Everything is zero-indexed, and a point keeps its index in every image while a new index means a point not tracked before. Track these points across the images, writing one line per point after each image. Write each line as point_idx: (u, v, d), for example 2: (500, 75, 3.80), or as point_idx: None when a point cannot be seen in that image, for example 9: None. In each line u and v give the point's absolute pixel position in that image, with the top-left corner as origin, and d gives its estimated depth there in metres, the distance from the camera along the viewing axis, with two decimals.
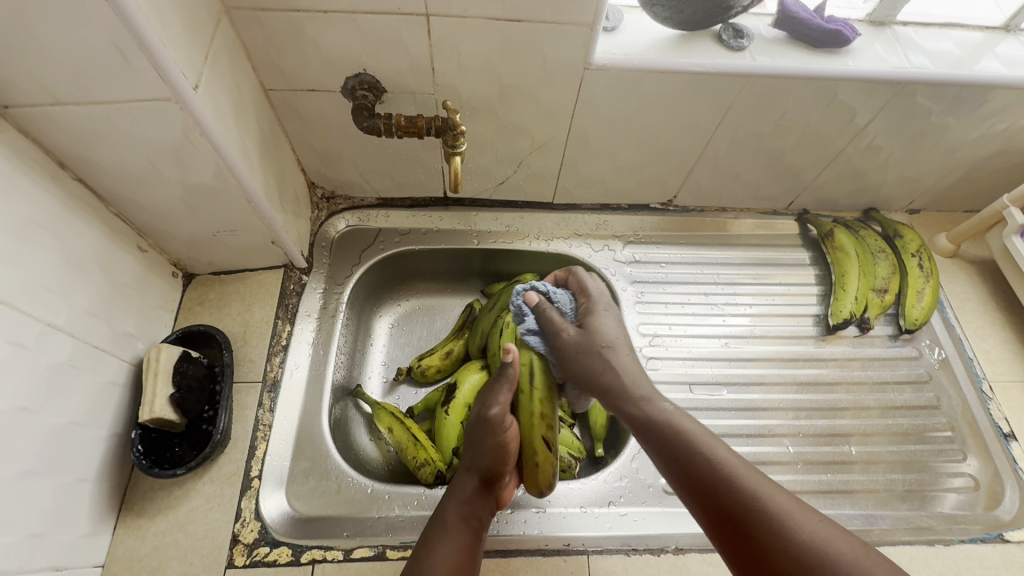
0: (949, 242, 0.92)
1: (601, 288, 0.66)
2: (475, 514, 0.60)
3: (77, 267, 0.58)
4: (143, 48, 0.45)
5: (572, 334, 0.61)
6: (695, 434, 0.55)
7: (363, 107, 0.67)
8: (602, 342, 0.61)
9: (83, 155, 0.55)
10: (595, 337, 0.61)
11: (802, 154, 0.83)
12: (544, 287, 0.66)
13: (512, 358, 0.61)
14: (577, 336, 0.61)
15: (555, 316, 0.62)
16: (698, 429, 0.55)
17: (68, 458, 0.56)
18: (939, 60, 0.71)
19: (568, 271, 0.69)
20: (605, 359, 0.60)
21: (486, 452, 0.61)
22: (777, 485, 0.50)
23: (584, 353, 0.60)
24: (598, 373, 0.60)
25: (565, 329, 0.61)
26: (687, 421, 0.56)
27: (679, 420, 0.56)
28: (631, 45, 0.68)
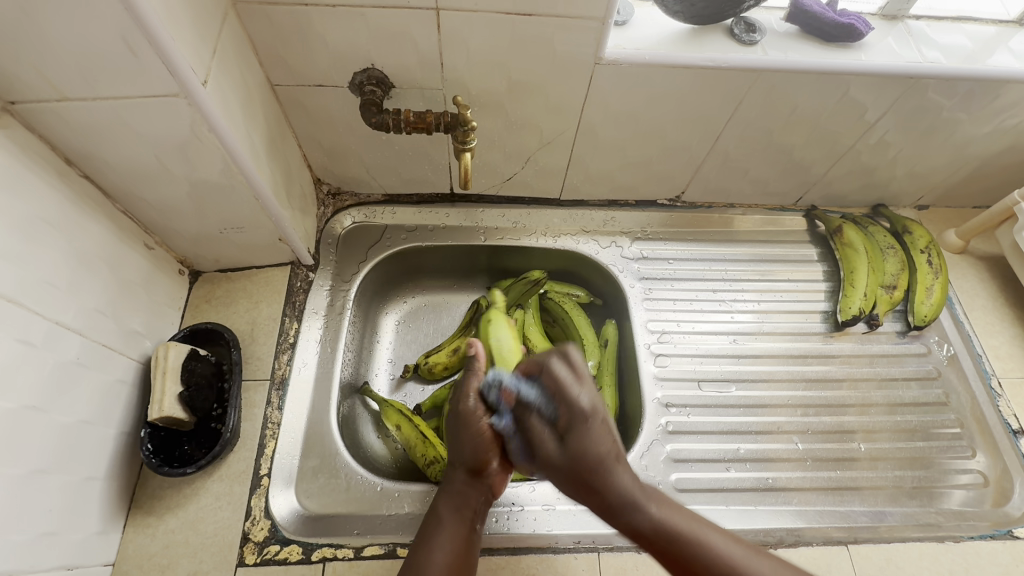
0: (958, 238, 0.92)
1: (581, 375, 0.54)
2: (468, 506, 0.56)
3: (86, 265, 0.57)
4: (153, 44, 0.45)
5: (556, 451, 0.51)
6: (683, 528, 0.48)
7: (372, 102, 0.66)
8: (593, 460, 0.49)
9: (90, 152, 0.54)
10: (584, 453, 0.50)
11: (812, 150, 0.82)
12: (514, 384, 0.56)
13: (477, 352, 0.61)
14: (561, 454, 0.51)
15: (538, 425, 0.53)
16: (684, 518, 0.48)
17: (78, 457, 0.55)
18: (952, 55, 0.70)
19: (542, 360, 0.55)
20: (593, 483, 0.49)
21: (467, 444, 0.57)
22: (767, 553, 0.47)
23: (570, 476, 0.50)
24: (593, 497, 0.50)
25: (546, 441, 0.52)
26: (671, 511, 0.49)
27: (665, 515, 0.48)
28: (641, 39, 0.67)
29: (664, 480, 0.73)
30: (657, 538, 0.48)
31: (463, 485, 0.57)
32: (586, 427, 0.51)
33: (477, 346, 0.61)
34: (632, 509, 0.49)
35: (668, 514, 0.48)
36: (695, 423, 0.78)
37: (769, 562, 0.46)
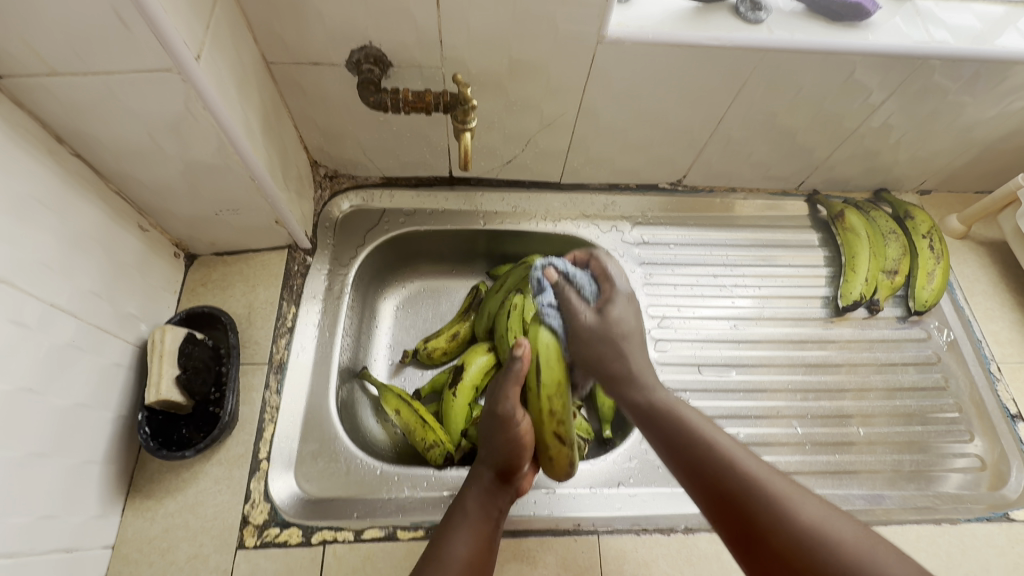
0: (960, 223, 0.91)
1: (621, 273, 0.63)
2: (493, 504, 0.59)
3: (80, 246, 0.56)
4: (144, 15, 0.43)
5: (590, 318, 0.58)
6: (693, 420, 0.53)
7: (369, 81, 0.65)
8: (620, 330, 0.59)
9: (81, 129, 0.53)
10: (615, 324, 0.59)
11: (815, 134, 0.81)
12: (564, 265, 0.59)
13: (522, 352, 0.56)
14: (595, 321, 0.58)
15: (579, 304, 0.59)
16: (697, 416, 0.54)
17: (76, 439, 0.55)
18: (960, 35, 0.69)
19: (588, 255, 0.62)
20: (614, 347, 0.58)
21: (498, 449, 0.59)
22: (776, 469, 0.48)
23: (591, 341, 0.58)
24: (601, 354, 0.58)
25: (581, 314, 0.58)
26: (686, 408, 0.55)
27: (678, 406, 0.55)
28: (645, 17, 0.66)
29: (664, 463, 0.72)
30: (666, 421, 0.54)
31: (490, 487, 0.59)
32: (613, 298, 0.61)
33: (527, 346, 0.56)
34: (636, 385, 0.58)
35: (681, 409, 0.55)
36: (694, 408, 0.78)
37: (770, 469, 0.48)
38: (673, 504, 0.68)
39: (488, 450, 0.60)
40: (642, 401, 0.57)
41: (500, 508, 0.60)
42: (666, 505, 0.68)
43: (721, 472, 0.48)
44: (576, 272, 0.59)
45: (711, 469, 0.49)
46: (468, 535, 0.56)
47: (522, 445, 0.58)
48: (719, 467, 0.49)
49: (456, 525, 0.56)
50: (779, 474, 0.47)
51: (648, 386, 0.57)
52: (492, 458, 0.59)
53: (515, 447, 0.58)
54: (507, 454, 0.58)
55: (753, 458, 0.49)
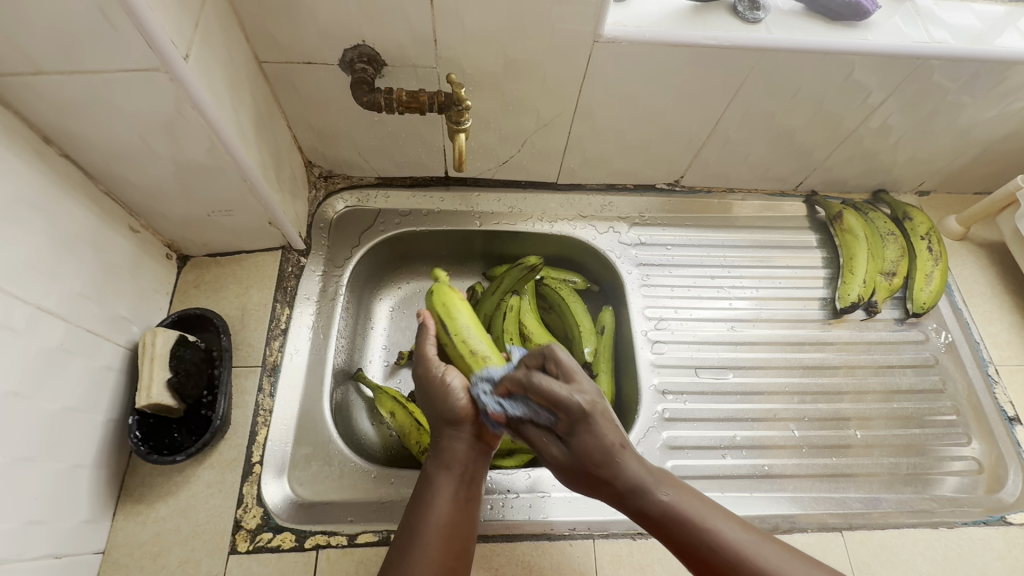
0: (959, 225, 0.91)
1: (577, 388, 0.51)
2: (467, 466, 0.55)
3: (69, 248, 0.56)
4: (131, 15, 0.42)
5: (560, 455, 0.52)
6: (696, 517, 0.46)
7: (363, 81, 0.65)
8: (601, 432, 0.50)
9: (69, 130, 0.52)
10: (591, 435, 0.50)
11: (814, 134, 0.81)
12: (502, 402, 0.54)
13: (426, 320, 0.61)
14: (566, 457, 0.52)
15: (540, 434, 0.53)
16: (699, 510, 0.47)
17: (65, 443, 0.54)
18: (961, 35, 0.69)
19: (525, 377, 0.53)
20: (601, 469, 0.50)
21: (438, 403, 0.56)
22: (788, 549, 0.44)
23: (580, 472, 0.51)
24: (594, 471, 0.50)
25: (552, 449, 0.52)
26: (678, 495, 0.48)
27: (680, 503, 0.47)
28: (642, 16, 0.65)
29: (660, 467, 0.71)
30: (672, 527, 0.47)
31: (449, 437, 0.55)
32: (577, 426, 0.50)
33: (427, 314, 0.62)
34: (630, 489, 0.49)
35: (680, 507, 0.47)
36: (691, 410, 0.77)
37: (784, 554, 0.43)
38: None
39: (430, 408, 0.58)
40: (638, 509, 0.49)
41: (468, 460, 0.54)
42: None
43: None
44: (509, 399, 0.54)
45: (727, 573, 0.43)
46: (443, 495, 0.52)
47: (457, 394, 0.55)
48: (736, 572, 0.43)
49: (424, 491, 0.52)
50: (803, 565, 0.42)
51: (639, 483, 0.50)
52: (438, 412, 0.56)
53: (450, 396, 0.55)
54: (446, 404, 0.55)
55: (768, 551, 0.43)
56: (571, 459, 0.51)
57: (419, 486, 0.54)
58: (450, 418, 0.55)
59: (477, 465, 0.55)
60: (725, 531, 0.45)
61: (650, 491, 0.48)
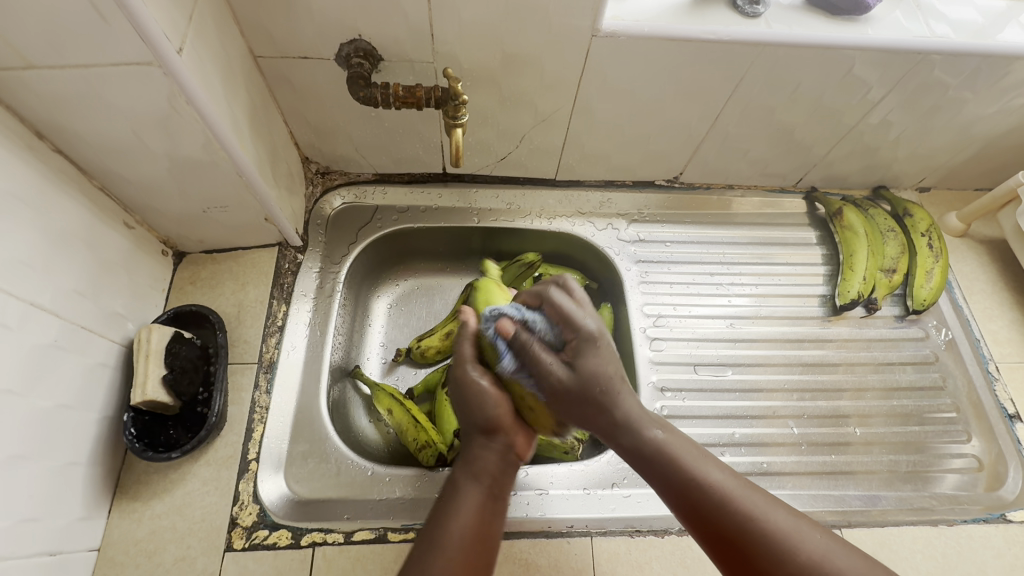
0: (960, 221, 0.90)
1: (582, 304, 0.54)
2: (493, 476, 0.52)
3: (62, 244, 0.55)
4: (122, 7, 0.42)
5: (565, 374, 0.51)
6: (686, 459, 0.50)
7: (359, 76, 0.64)
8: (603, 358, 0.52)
9: (62, 124, 0.52)
10: (597, 362, 0.51)
11: (813, 130, 0.80)
12: (515, 311, 0.55)
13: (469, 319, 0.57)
14: (571, 377, 0.51)
15: (544, 351, 0.52)
16: (689, 454, 0.50)
17: (59, 441, 0.54)
18: (962, 29, 0.68)
19: (540, 291, 0.55)
20: (601, 404, 0.51)
21: (470, 408, 0.54)
22: (769, 499, 0.48)
23: (578, 396, 0.51)
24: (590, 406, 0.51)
25: (554, 368, 0.51)
26: (672, 440, 0.51)
27: (671, 447, 0.50)
28: (641, 11, 0.65)
29: None
30: (662, 467, 0.50)
31: (479, 447, 0.53)
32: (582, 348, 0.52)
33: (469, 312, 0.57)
34: (625, 429, 0.51)
35: (672, 451, 0.50)
36: (690, 408, 0.77)
37: (766, 500, 0.47)
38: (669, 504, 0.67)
39: (461, 414, 0.55)
40: (633, 445, 0.51)
41: (498, 472, 0.52)
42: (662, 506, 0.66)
43: (722, 515, 0.47)
44: (526, 316, 0.54)
45: (709, 509, 0.47)
46: (469, 504, 0.49)
47: (494, 401, 0.53)
48: (717, 510, 0.47)
49: (446, 500, 0.50)
50: (780, 510, 0.46)
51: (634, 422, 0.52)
52: (470, 418, 0.54)
53: (486, 401, 0.53)
54: (480, 409, 0.53)
55: (748, 493, 0.48)
56: (573, 378, 0.51)
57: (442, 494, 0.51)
58: (485, 425, 0.53)
59: (506, 477, 0.53)
60: (711, 474, 0.49)
61: (645, 435, 0.51)
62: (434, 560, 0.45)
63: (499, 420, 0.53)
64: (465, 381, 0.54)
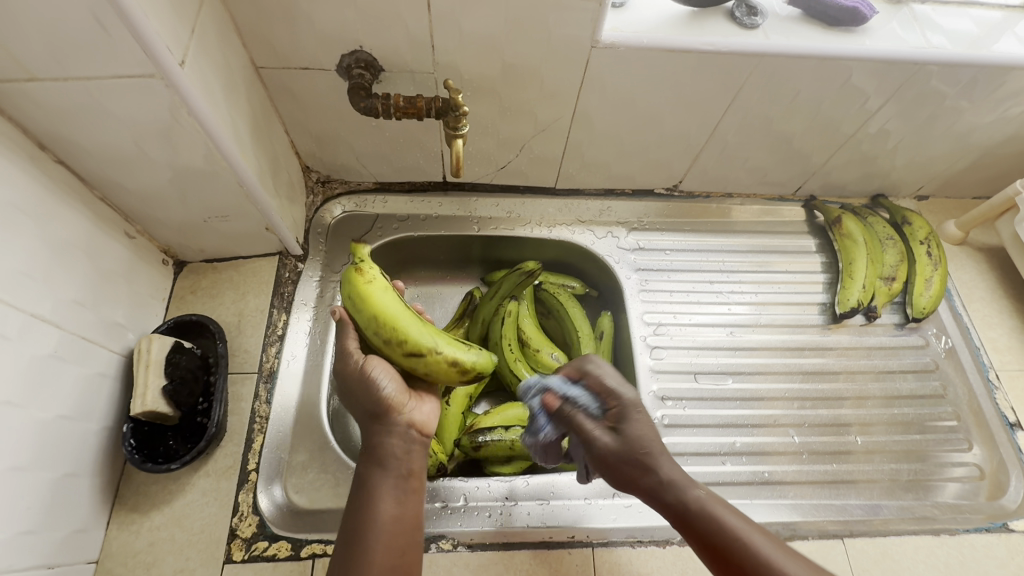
0: (958, 229, 0.91)
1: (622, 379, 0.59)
2: (399, 460, 0.54)
3: (63, 254, 0.55)
4: (125, 21, 0.42)
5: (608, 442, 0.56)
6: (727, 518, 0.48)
7: (360, 86, 0.64)
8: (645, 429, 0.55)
9: (64, 136, 0.52)
10: (639, 436, 0.55)
11: (812, 139, 0.81)
12: (557, 386, 0.61)
13: (341, 317, 0.57)
14: (614, 444, 0.56)
15: (589, 423, 0.58)
16: (734, 516, 0.49)
17: (58, 452, 0.54)
18: (958, 40, 0.69)
19: (580, 365, 0.60)
20: (643, 462, 0.54)
21: (363, 398, 0.55)
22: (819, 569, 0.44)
23: (621, 464, 0.55)
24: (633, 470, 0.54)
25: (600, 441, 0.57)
26: (718, 502, 0.51)
27: (714, 506, 0.50)
28: (640, 22, 0.65)
29: None
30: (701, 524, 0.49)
31: (378, 434, 0.54)
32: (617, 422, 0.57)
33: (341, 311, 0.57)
34: (667, 486, 0.53)
35: (713, 510, 0.50)
36: (691, 416, 0.77)
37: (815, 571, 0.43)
38: None
39: (354, 403, 0.56)
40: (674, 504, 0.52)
41: (403, 455, 0.54)
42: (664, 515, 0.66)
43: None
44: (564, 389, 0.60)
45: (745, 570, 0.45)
46: (378, 492, 0.51)
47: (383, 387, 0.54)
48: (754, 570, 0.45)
49: (357, 493, 0.51)
50: None
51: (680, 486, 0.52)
52: (364, 407, 0.55)
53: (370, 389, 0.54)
54: (370, 399, 0.54)
55: (789, 556, 0.45)
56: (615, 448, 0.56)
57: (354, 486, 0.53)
58: (375, 413, 0.55)
59: (411, 457, 0.54)
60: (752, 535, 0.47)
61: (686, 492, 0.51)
62: (357, 554, 0.47)
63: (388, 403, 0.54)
64: (349, 373, 0.55)
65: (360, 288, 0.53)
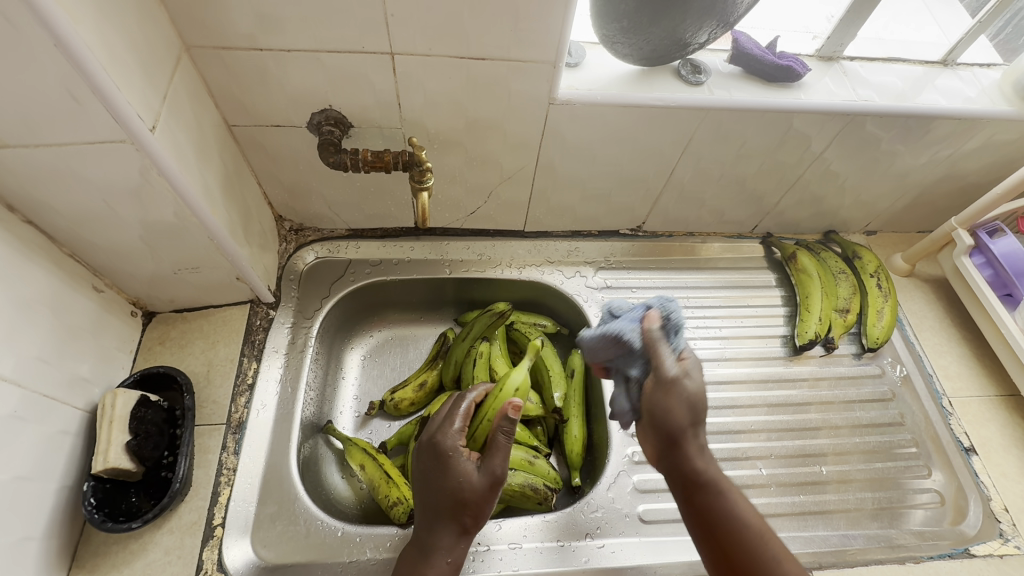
0: (904, 262, 0.96)
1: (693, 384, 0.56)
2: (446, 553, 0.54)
3: (27, 312, 0.55)
4: (97, 93, 0.44)
5: (672, 375, 0.55)
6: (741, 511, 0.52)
7: (329, 142, 0.67)
8: (696, 401, 0.55)
9: (33, 198, 0.53)
10: (701, 396, 0.55)
11: (763, 181, 0.86)
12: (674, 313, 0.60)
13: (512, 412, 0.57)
14: (674, 379, 0.55)
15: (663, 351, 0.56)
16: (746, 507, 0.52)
17: (14, 516, 0.52)
18: (885, 93, 0.75)
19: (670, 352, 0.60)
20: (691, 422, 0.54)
21: (440, 490, 0.55)
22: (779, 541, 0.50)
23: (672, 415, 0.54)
24: (679, 426, 0.54)
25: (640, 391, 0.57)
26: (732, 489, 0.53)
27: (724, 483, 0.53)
28: (594, 80, 0.70)
29: (631, 511, 0.71)
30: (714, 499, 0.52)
31: (446, 532, 0.54)
32: (671, 390, 0.55)
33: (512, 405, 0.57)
34: (701, 455, 0.54)
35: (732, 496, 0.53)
36: None
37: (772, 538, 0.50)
38: (644, 552, 0.67)
39: (458, 509, 0.54)
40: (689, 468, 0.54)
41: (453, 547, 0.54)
42: (635, 555, 0.67)
43: (755, 566, 0.49)
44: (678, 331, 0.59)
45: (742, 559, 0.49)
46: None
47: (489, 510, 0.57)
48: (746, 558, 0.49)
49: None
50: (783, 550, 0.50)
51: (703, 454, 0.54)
52: (464, 522, 0.54)
53: (487, 511, 0.56)
54: (480, 514, 0.55)
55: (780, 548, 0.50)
56: (657, 404, 0.55)
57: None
58: (454, 507, 0.54)
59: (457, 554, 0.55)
60: (754, 525, 0.51)
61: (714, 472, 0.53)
62: None
63: (471, 513, 0.55)
64: (484, 487, 0.55)
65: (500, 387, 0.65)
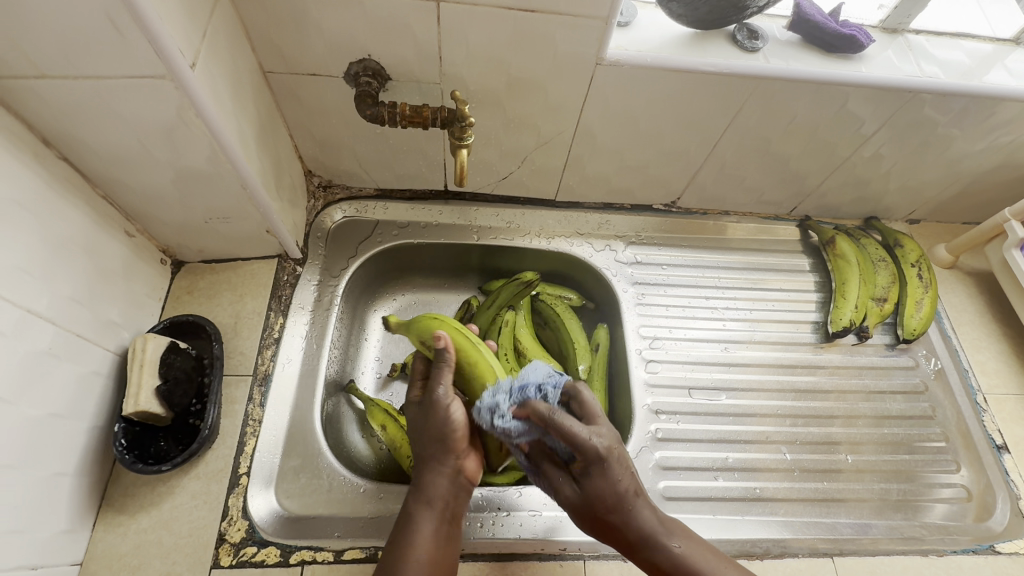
0: (948, 254, 0.93)
1: (612, 485, 0.51)
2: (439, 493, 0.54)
3: (61, 250, 0.55)
4: (139, 24, 0.43)
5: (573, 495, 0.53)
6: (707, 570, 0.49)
7: (367, 94, 0.65)
8: (614, 503, 0.51)
9: (70, 134, 0.52)
10: (608, 502, 0.51)
11: (808, 160, 0.82)
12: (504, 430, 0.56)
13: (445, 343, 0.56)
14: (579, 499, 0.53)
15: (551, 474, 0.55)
16: (708, 563, 0.50)
17: (47, 451, 0.53)
18: (950, 69, 0.71)
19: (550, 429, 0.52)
20: (613, 523, 0.51)
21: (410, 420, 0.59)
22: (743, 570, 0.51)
23: (592, 516, 0.52)
24: (610, 531, 0.52)
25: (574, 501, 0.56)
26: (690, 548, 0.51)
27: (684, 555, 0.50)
28: (644, 42, 0.66)
29: None
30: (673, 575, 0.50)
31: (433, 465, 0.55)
32: (587, 513, 0.52)
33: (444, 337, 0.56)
34: (650, 542, 0.51)
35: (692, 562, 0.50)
36: (684, 430, 0.77)
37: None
38: None
39: (417, 446, 0.57)
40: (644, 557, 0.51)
41: (443, 481, 0.55)
42: None
43: None
44: (517, 430, 0.55)
45: None
46: (426, 531, 0.52)
47: (456, 430, 0.55)
48: None
49: (405, 527, 0.52)
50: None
51: (655, 542, 0.51)
52: (423, 454, 0.56)
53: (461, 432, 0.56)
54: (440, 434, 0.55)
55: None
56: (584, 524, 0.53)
57: (400, 533, 0.52)
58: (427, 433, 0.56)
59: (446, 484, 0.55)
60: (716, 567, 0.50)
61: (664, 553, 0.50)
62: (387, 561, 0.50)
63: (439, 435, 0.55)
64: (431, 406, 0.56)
65: (478, 377, 0.58)
